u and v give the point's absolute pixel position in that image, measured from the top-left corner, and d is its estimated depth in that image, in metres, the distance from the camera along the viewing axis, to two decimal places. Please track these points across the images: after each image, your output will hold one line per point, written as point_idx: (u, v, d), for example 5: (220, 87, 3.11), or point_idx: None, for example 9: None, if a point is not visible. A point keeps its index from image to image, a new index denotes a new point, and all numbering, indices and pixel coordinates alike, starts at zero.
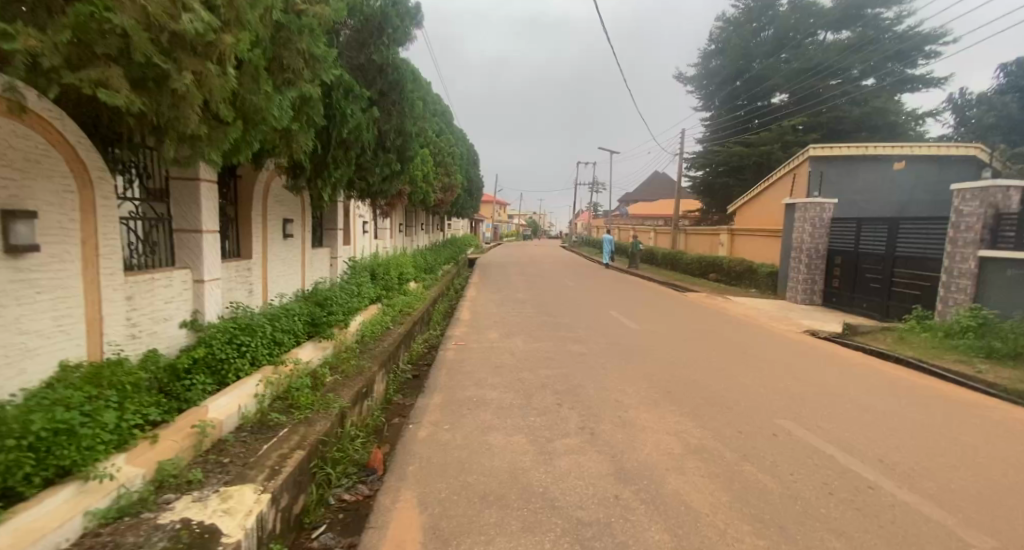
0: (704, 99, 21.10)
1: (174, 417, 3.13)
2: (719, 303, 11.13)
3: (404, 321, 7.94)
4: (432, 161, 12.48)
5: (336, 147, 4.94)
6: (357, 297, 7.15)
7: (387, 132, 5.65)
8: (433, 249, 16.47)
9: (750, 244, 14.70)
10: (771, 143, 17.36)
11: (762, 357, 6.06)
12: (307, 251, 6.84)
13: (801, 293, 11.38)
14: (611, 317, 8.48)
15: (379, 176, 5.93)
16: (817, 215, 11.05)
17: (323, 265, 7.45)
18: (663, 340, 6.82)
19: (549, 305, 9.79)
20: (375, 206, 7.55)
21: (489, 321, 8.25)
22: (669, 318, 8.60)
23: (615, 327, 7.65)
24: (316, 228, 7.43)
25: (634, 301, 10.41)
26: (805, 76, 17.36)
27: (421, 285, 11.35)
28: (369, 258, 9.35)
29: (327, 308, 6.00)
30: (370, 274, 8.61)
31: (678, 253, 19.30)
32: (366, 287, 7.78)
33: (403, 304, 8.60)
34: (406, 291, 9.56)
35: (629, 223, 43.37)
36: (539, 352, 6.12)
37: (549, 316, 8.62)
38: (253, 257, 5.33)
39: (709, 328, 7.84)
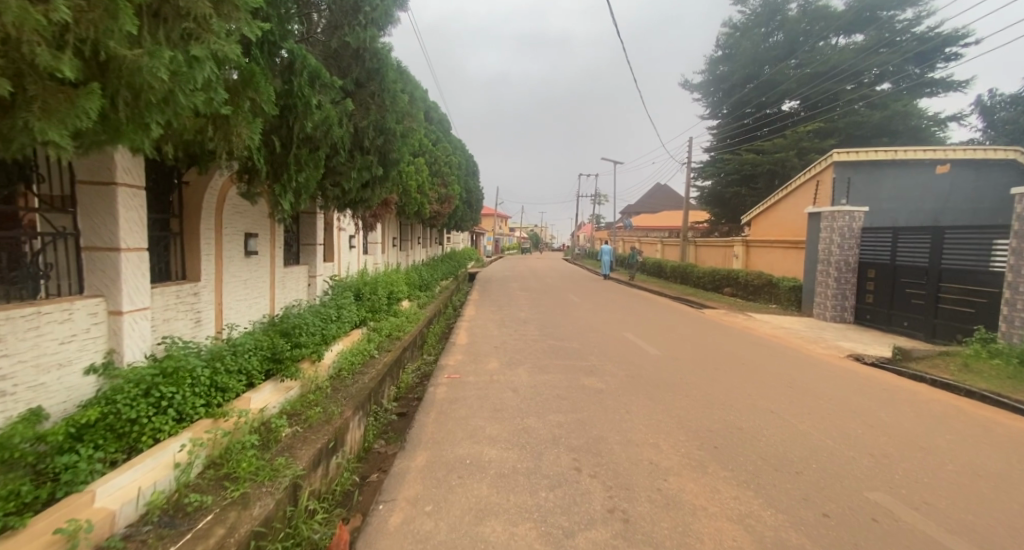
0: (711, 107, 20.40)
1: (31, 516, 2.13)
2: (741, 321, 10.14)
3: (391, 348, 6.98)
4: (427, 170, 11.65)
5: (300, 145, 4.05)
6: (335, 321, 6.21)
7: (367, 129, 4.75)
8: (429, 264, 15.55)
9: (769, 257, 13.77)
10: (785, 150, 16.53)
11: (813, 393, 5.07)
12: (276, 270, 5.94)
13: (831, 310, 10.40)
14: (627, 341, 7.52)
15: (358, 182, 4.99)
16: (845, 225, 10.14)
17: (298, 285, 6.54)
18: (691, 370, 5.84)
19: (555, 326, 8.83)
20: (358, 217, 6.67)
21: (489, 347, 7.30)
22: (691, 342, 7.63)
23: (633, 354, 6.68)
24: (290, 244, 6.56)
25: (648, 321, 9.43)
26: (819, 81, 16.66)
27: (415, 304, 10.43)
28: (356, 276, 8.46)
29: (294, 337, 5.06)
30: (355, 293, 7.69)
31: (688, 266, 18.36)
32: (348, 308, 6.86)
33: (390, 327, 7.65)
34: (396, 312, 8.61)
35: (632, 234, 42.57)
36: (546, 387, 5.16)
37: (556, 340, 7.65)
38: (201, 279, 4.41)
39: (739, 354, 6.86)
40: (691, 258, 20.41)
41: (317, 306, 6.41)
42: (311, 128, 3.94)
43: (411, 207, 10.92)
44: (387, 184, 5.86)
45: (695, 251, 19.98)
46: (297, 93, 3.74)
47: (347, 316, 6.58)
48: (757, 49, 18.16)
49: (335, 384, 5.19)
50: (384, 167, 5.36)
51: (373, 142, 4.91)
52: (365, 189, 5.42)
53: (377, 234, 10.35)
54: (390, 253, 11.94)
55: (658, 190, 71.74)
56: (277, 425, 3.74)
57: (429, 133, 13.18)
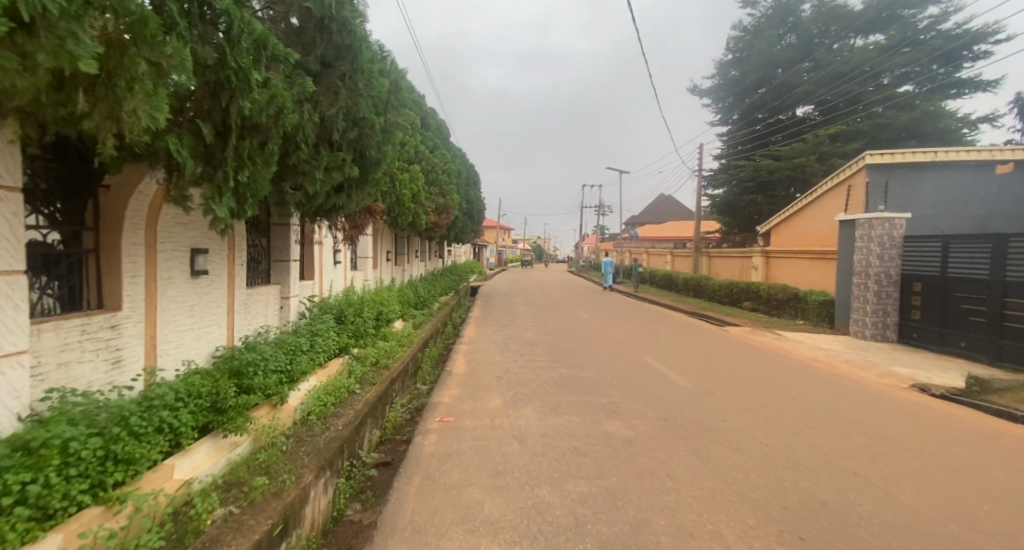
0: (721, 113, 19.60)
1: None
2: (772, 341, 9.09)
3: (377, 380, 6.00)
4: (422, 178, 10.81)
5: (243, 136, 3.13)
6: (307, 351, 5.25)
7: (335, 118, 3.82)
8: (427, 279, 14.65)
9: (793, 269, 12.77)
10: (804, 155, 15.59)
11: (899, 444, 4.00)
12: (236, 292, 4.99)
13: (871, 328, 9.32)
14: (650, 368, 6.52)
15: (327, 184, 4.03)
16: (885, 233, 9.14)
17: (266, 309, 5.62)
18: (734, 410, 4.81)
19: (564, 349, 7.83)
20: (334, 226, 5.75)
21: (490, 377, 6.29)
22: (723, 369, 6.60)
23: (659, 386, 5.66)
24: (257, 262, 5.65)
25: (668, 342, 8.42)
26: (837, 82, 15.82)
27: (409, 324, 9.48)
28: (340, 295, 7.54)
29: (246, 374, 4.10)
30: (335, 316, 6.75)
31: (702, 279, 17.37)
32: (325, 336, 5.91)
33: (376, 354, 6.68)
34: (385, 335, 7.64)
35: (637, 245, 41.71)
36: (560, 436, 4.14)
37: (567, 368, 6.64)
38: (122, 309, 3.45)
39: (784, 386, 5.82)
40: (705, 269, 19.39)
41: (287, 334, 5.46)
42: (255, 111, 3.01)
43: (404, 218, 10.03)
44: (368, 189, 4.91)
45: (709, 262, 18.96)
46: (233, 64, 2.81)
47: (321, 344, 5.63)
48: (771, 51, 17.35)
49: (297, 434, 4.21)
50: (361, 167, 4.42)
51: (345, 134, 3.99)
52: (340, 194, 4.50)
53: (368, 248, 9.47)
54: (383, 269, 11.03)
55: (661, 200, 71.12)
56: (205, 504, 2.74)
57: (425, 140, 12.38)
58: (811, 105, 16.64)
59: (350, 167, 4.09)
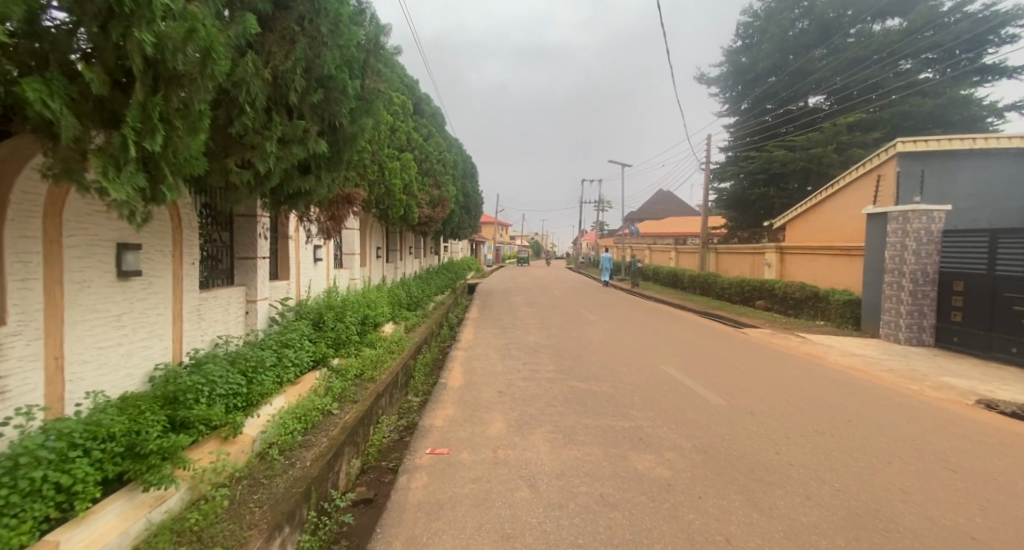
0: (729, 103, 18.81)
1: None
2: (798, 346, 8.27)
3: (360, 397, 5.15)
4: (414, 167, 9.95)
5: (151, 84, 2.24)
6: (271, 367, 4.40)
7: (290, 74, 2.96)
8: (422, 277, 13.83)
9: (812, 266, 11.98)
10: (821, 146, 14.74)
11: (1007, 489, 3.16)
12: (185, 297, 4.12)
13: (905, 331, 8.52)
14: (673, 382, 5.69)
15: (284, 161, 3.15)
16: (922, 227, 8.34)
17: (225, 317, 4.73)
18: (786, 440, 3.98)
19: (573, 357, 7.01)
20: (305, 218, 4.88)
21: (489, 393, 5.44)
22: (756, 383, 5.78)
23: (688, 405, 4.84)
24: (215, 261, 4.80)
25: (686, 349, 7.60)
26: (855, 69, 14.98)
27: (400, 328, 8.65)
28: (321, 298, 6.69)
29: (182, 400, 3.24)
30: (311, 322, 5.88)
31: (711, 277, 16.58)
32: (296, 348, 5.03)
33: (358, 365, 5.83)
34: (372, 342, 6.80)
35: (638, 242, 40.89)
36: (579, 479, 3.31)
37: (578, 381, 5.80)
38: (7, 324, 2.52)
39: (832, 404, 4.99)
40: (712, 266, 18.63)
41: (248, 347, 4.57)
42: (168, 47, 2.13)
43: (394, 209, 9.18)
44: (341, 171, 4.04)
45: (718, 259, 18.19)
46: None
47: (290, 358, 4.77)
48: (784, 36, 16.52)
49: (252, 476, 3.36)
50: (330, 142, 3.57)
51: (305, 98, 3.15)
52: (303, 176, 3.65)
53: (356, 244, 8.62)
54: (372, 266, 10.18)
55: (662, 196, 70.40)
56: None
57: (418, 128, 11.52)
58: (825, 94, 15.85)
59: (314, 139, 3.25)
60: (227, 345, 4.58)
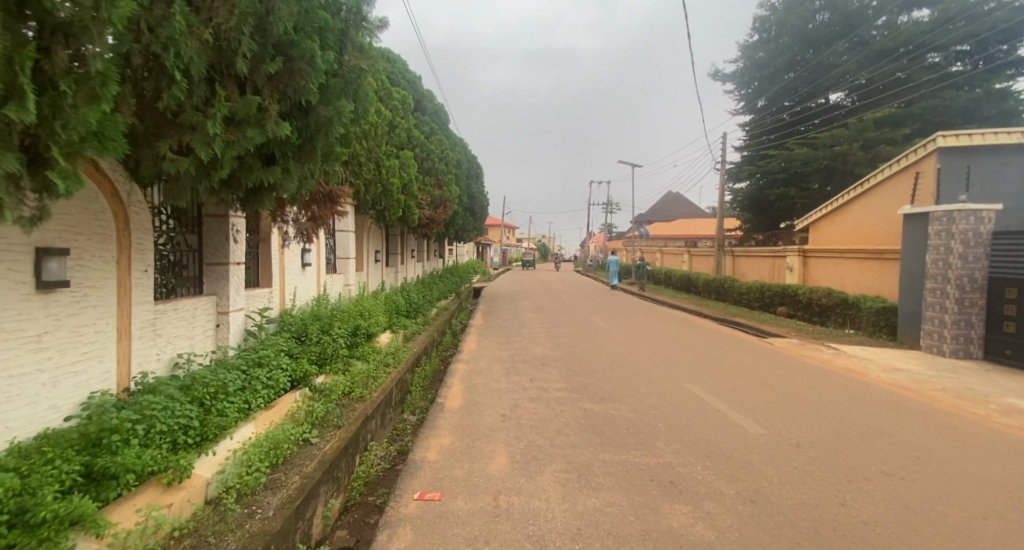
0: (745, 101, 18.10)
1: None
2: (833, 359, 7.52)
3: (345, 421, 4.52)
4: (414, 165, 9.38)
5: (23, 31, 1.61)
6: (236, 393, 3.77)
7: (231, 34, 2.34)
8: (424, 281, 13.27)
9: (840, 270, 11.20)
10: (846, 142, 13.94)
11: None
12: (132, 309, 3.51)
13: (951, 342, 7.71)
14: (700, 405, 4.99)
15: (229, 147, 2.52)
16: (970, 228, 7.56)
17: (187, 333, 4.12)
18: (850, 486, 3.26)
19: (585, 372, 6.33)
20: (280, 218, 4.30)
21: (491, 417, 4.78)
22: (794, 404, 5.07)
23: (723, 436, 4.14)
24: (179, 268, 4.22)
25: (709, 363, 6.90)
26: (881, 62, 14.23)
27: (398, 337, 8.04)
28: (308, 307, 6.11)
29: (103, 441, 2.57)
30: (291, 337, 5.27)
31: (728, 281, 15.80)
32: (270, 367, 4.41)
33: (345, 383, 5.22)
34: (363, 355, 6.19)
35: (647, 244, 40.12)
36: (599, 542, 2.62)
37: (592, 403, 5.13)
38: None
39: (893, 435, 4.25)
40: (727, 270, 17.86)
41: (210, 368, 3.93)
42: None
43: (392, 209, 8.58)
44: (312, 164, 3.40)
45: (734, 262, 17.42)
46: None
47: (262, 381, 4.14)
48: (804, 29, 15.80)
49: (199, 534, 2.63)
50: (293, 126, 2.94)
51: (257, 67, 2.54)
52: (266, 168, 3.03)
53: (351, 247, 8.04)
54: (370, 271, 9.60)
55: (671, 197, 69.39)
56: None
57: (419, 124, 10.94)
58: (844, 91, 15.13)
59: (272, 120, 2.63)
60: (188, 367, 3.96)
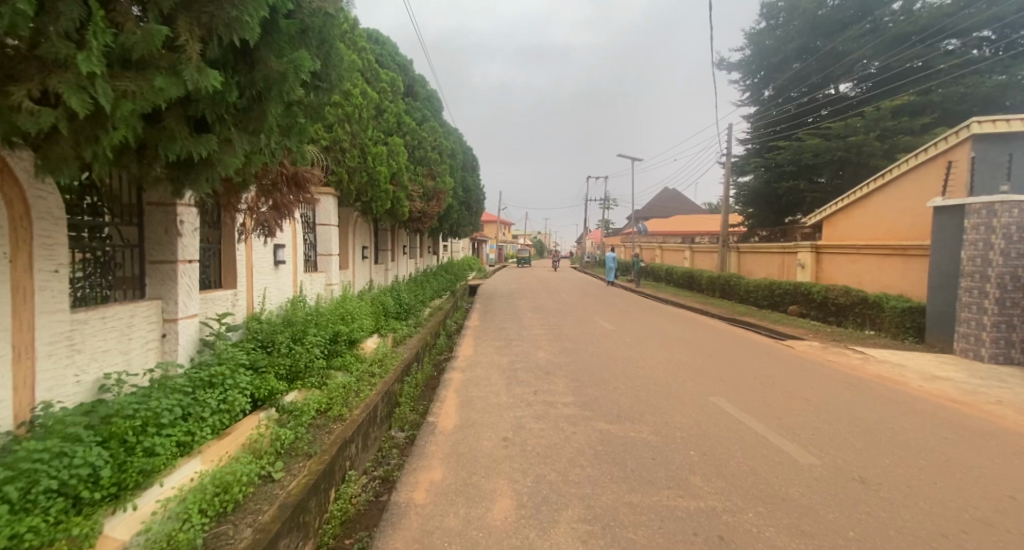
0: (750, 91, 17.54)
1: None
2: (862, 365, 6.86)
3: (318, 449, 3.77)
4: (404, 154, 8.63)
5: None
6: (173, 425, 2.99)
7: None
8: (417, 280, 12.52)
9: (859, 267, 10.56)
10: (861, 132, 13.29)
11: None
12: (36, 318, 2.68)
13: (989, 347, 7.06)
14: (734, 426, 4.30)
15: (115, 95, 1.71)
16: (1014, 221, 6.91)
17: (119, 348, 3.32)
18: (952, 543, 2.56)
19: (594, 384, 5.63)
20: (235, 204, 3.51)
21: (490, 443, 4.06)
22: (841, 425, 4.37)
23: (770, 470, 3.43)
24: (112, 267, 3.43)
25: (730, 372, 6.23)
26: (897, 49, 13.67)
27: (385, 342, 7.30)
28: (281, 313, 5.38)
29: None
30: (256, 348, 4.50)
31: (735, 278, 15.15)
32: (223, 387, 3.64)
33: (318, 402, 4.49)
34: (344, 366, 5.46)
35: (645, 240, 39.49)
36: None
37: (607, 422, 4.42)
38: None
39: (970, 464, 3.57)
40: (732, 267, 17.23)
41: (141, 393, 3.13)
42: None
43: (380, 201, 7.83)
44: (259, 135, 2.62)
45: (739, 258, 16.78)
46: None
47: (210, 405, 3.38)
48: (815, 15, 15.19)
49: None
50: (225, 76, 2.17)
51: None
52: (197, 137, 2.26)
53: (334, 244, 7.31)
54: (357, 269, 8.84)
55: (669, 194, 68.80)
56: None
57: (409, 110, 10.16)
58: (854, 80, 14.57)
59: (192, 63, 1.90)
60: (114, 394, 3.14)
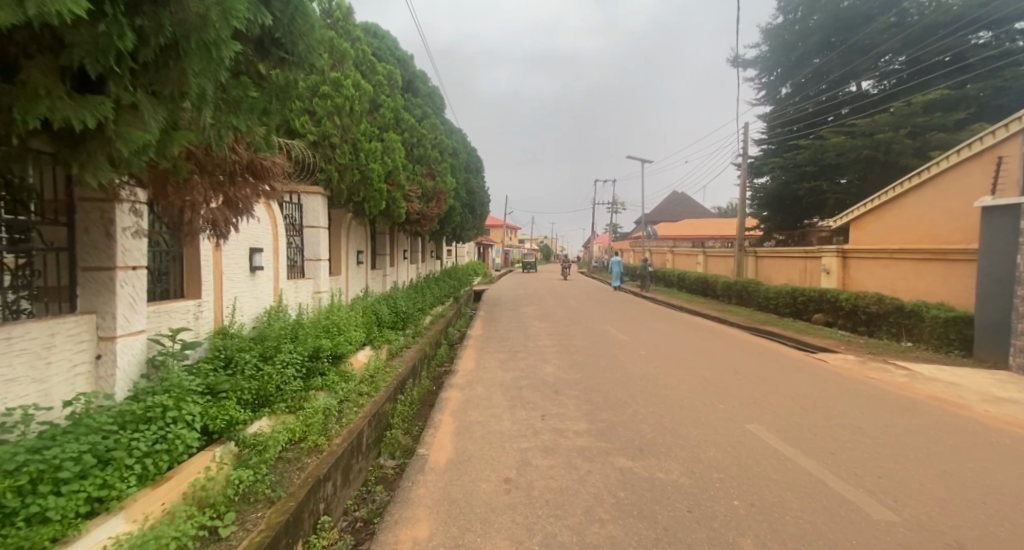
0: (766, 89, 17.11)
1: None
2: (911, 384, 6.09)
3: (283, 493, 3.11)
4: (401, 151, 8.00)
5: None
6: (83, 478, 2.24)
7: None
8: (418, 286, 11.91)
9: (894, 273, 9.78)
10: (889, 129, 12.52)
11: None
12: None
13: None
14: (781, 466, 3.58)
15: None
16: None
17: (32, 377, 2.60)
18: None
19: (610, 408, 4.92)
20: (179, 197, 2.81)
21: (489, 487, 3.36)
22: (910, 464, 3.64)
23: (842, 531, 2.70)
24: (28, 276, 2.77)
25: (763, 392, 5.50)
26: (927, 41, 12.94)
27: (378, 355, 6.67)
28: (256, 328, 4.78)
29: None
30: (219, 369, 3.86)
31: (753, 284, 14.38)
32: (165, 419, 2.95)
33: (288, 432, 3.85)
34: (326, 386, 4.83)
35: (655, 244, 38.60)
36: None
37: (628, 459, 3.73)
38: None
39: None
40: (749, 272, 16.42)
41: (47, 435, 2.41)
42: None
43: (373, 202, 7.19)
44: (177, 97, 1.98)
45: (757, 263, 15.99)
46: None
47: (140, 445, 2.65)
48: (838, 8, 14.48)
49: None
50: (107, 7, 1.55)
51: None
52: (81, 99, 1.64)
53: (322, 248, 6.71)
54: (350, 275, 8.24)
55: (677, 198, 67.81)
56: None
57: (408, 107, 9.57)
58: (877, 77, 14.01)
59: None
60: (19, 437, 2.34)
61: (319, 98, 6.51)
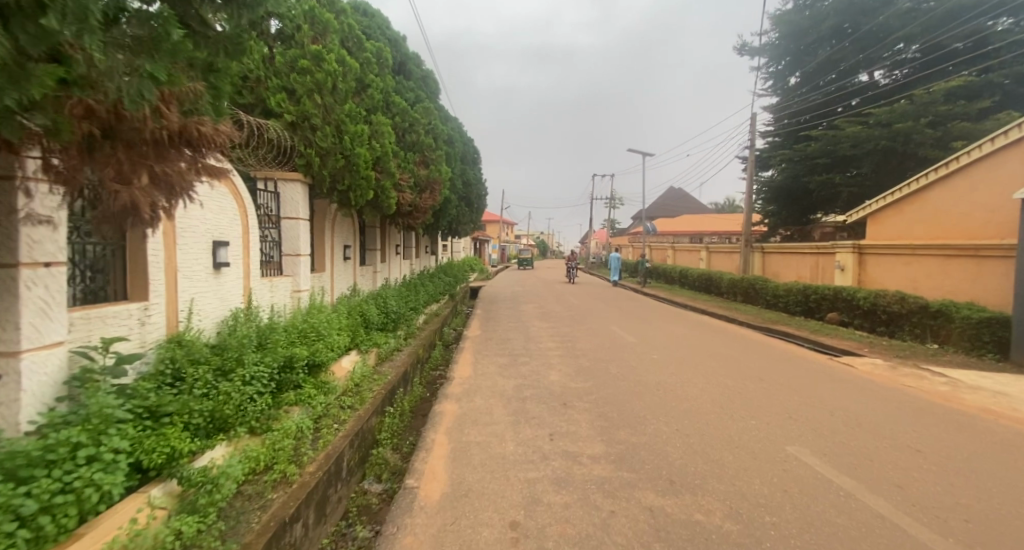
0: (773, 79, 16.59)
1: None
2: (954, 394, 5.51)
3: (240, 542, 2.38)
4: (392, 136, 7.32)
5: None
6: None
7: None
8: (411, 283, 11.25)
9: (916, 270, 9.24)
10: (908, 119, 11.95)
11: None
12: None
13: None
14: (845, 505, 2.96)
15: None
16: None
17: None
18: None
19: (627, 426, 4.29)
20: (86, 169, 2.08)
21: (492, 535, 2.72)
22: (996, 501, 3.04)
23: None
24: None
25: (798, 405, 4.90)
26: (947, 26, 12.39)
27: (365, 360, 6.01)
28: (217, 336, 4.10)
29: None
30: (163, 387, 3.16)
31: (761, 281, 13.81)
32: (75, 461, 2.24)
33: (248, 461, 3.20)
34: (299, 402, 4.16)
35: (654, 240, 38.00)
36: None
37: (658, 496, 3.11)
38: None
39: None
40: (756, 269, 15.85)
41: None
42: None
43: (360, 190, 6.50)
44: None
45: (764, 260, 15.43)
46: None
47: (33, 496, 1.92)
48: None
49: None
50: None
51: None
52: None
53: (302, 241, 6.11)
54: (336, 271, 7.57)
55: (674, 195, 67.27)
56: None
57: (400, 89, 8.88)
58: (889, 67, 13.63)
59: None
60: None
61: (297, 73, 5.84)
